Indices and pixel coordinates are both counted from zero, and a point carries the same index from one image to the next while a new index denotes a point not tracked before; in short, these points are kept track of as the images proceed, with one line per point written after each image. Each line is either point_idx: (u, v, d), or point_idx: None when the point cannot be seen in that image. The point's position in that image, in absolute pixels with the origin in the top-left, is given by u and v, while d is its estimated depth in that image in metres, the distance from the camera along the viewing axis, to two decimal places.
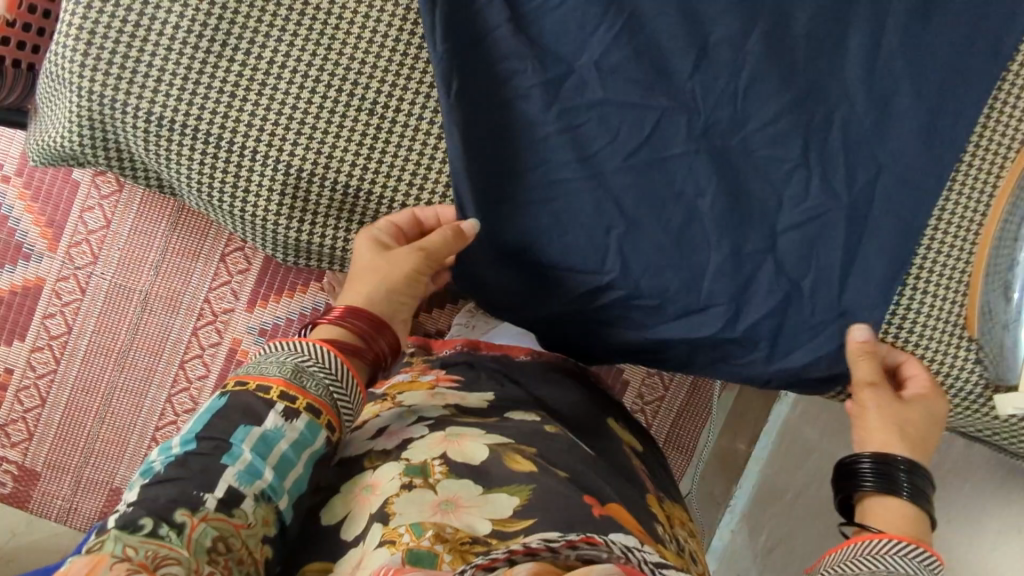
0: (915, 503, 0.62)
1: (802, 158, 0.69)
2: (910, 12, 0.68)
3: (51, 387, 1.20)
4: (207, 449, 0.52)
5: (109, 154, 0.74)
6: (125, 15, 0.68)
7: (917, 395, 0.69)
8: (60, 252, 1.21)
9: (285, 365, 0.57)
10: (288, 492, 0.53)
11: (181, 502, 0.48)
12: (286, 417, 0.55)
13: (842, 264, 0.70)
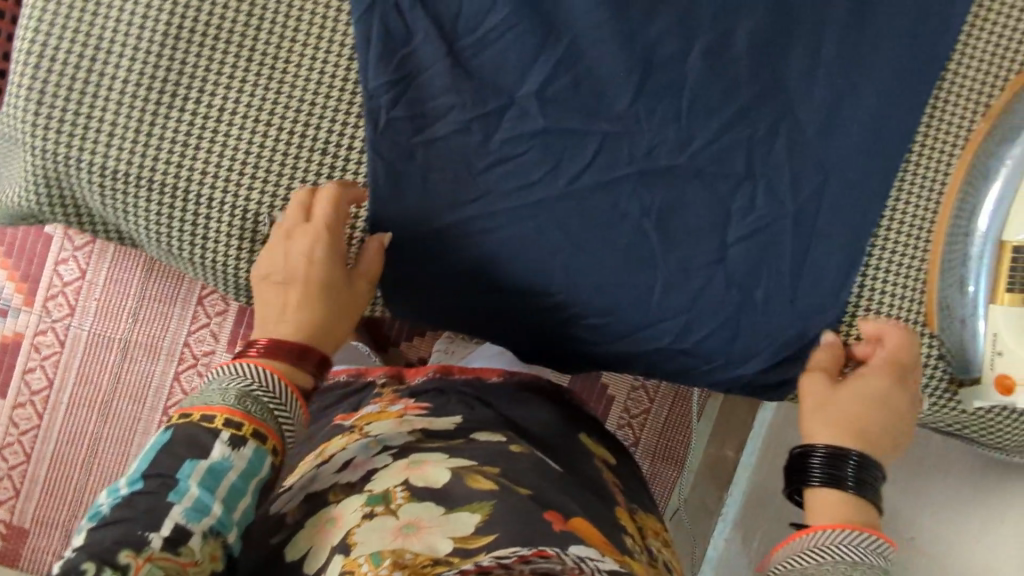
0: (861, 496, 0.62)
1: (748, 170, 0.71)
2: (844, 22, 0.70)
3: (35, 443, 1.22)
4: (153, 486, 0.52)
5: (67, 209, 0.72)
6: (73, 70, 0.67)
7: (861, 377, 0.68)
8: (37, 307, 1.22)
9: (228, 391, 0.57)
10: (235, 526, 0.53)
11: (126, 542, 0.48)
12: (232, 446, 0.55)
13: (790, 270, 0.71)
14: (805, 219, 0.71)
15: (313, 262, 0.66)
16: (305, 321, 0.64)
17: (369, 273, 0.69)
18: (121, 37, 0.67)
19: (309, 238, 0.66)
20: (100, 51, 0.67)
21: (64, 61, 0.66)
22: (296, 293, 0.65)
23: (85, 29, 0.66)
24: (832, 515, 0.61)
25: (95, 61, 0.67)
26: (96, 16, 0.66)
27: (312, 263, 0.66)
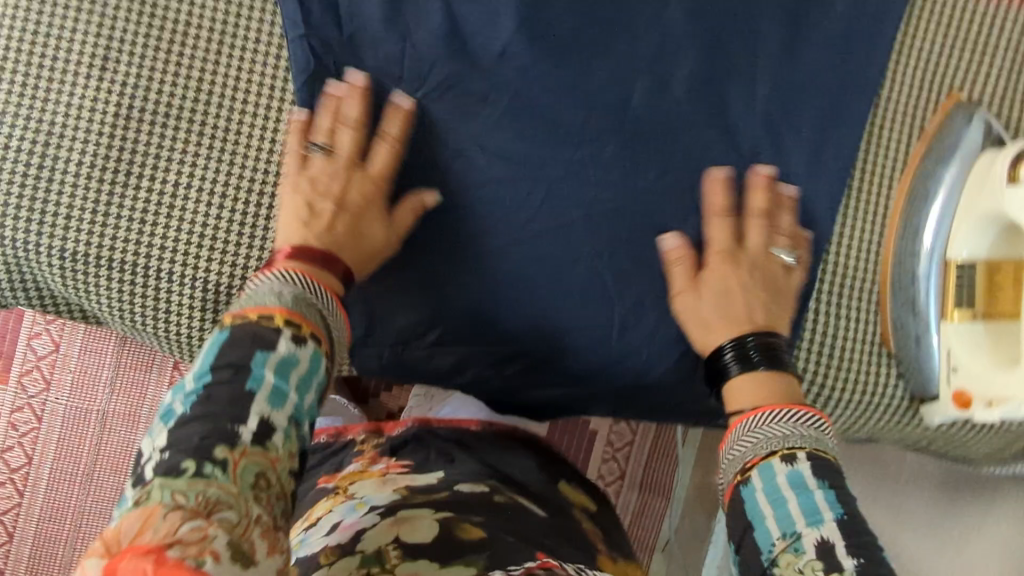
0: (780, 373, 0.65)
1: (695, 206, 0.72)
2: (779, 59, 0.72)
3: (17, 522, 1.25)
4: (227, 375, 0.50)
5: (29, 291, 0.72)
6: (24, 159, 0.67)
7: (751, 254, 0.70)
8: (11, 383, 1.23)
9: (281, 295, 0.55)
10: (305, 417, 0.52)
11: (217, 437, 0.46)
12: (297, 342, 0.53)
13: None
14: None
15: (369, 179, 0.66)
16: (356, 237, 0.64)
17: (384, 172, 0.67)
18: (71, 123, 0.67)
19: (338, 172, 0.65)
20: (49, 137, 0.67)
21: (16, 151, 0.67)
22: (347, 224, 0.64)
23: (35, 118, 0.67)
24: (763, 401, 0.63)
25: (45, 149, 0.67)
26: (46, 104, 0.67)
27: (369, 202, 0.66)
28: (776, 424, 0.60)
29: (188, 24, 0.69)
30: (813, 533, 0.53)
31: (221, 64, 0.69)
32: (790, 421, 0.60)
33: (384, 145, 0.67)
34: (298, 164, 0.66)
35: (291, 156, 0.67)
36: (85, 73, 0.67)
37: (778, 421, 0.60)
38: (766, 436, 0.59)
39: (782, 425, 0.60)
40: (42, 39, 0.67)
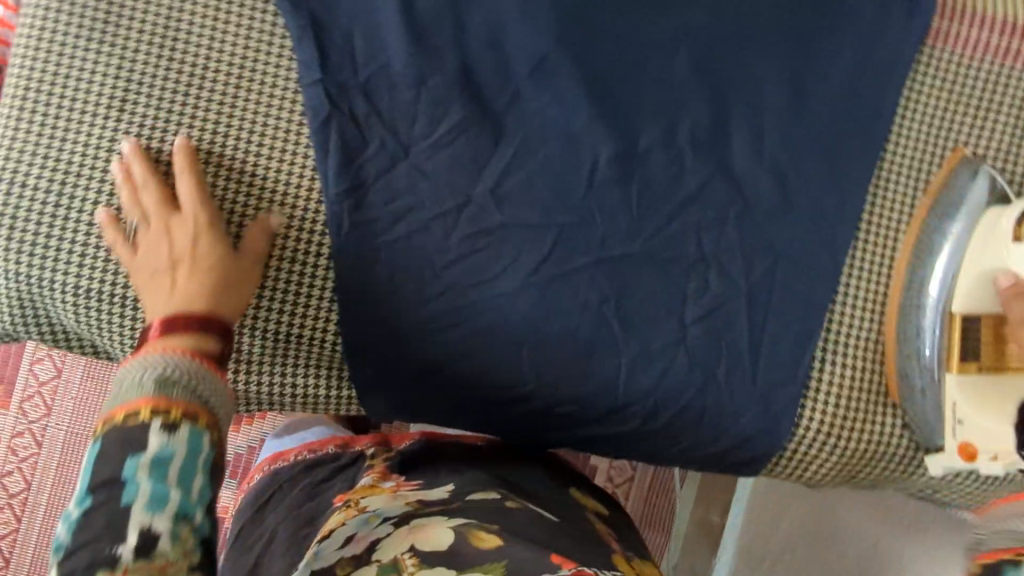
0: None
1: (700, 255, 0.73)
2: (784, 112, 0.73)
3: (14, 547, 1.24)
4: (104, 499, 0.53)
5: (39, 327, 0.71)
6: (42, 194, 0.67)
7: None
8: (13, 408, 1.25)
9: (143, 385, 0.55)
10: (201, 505, 0.55)
11: (99, 564, 0.50)
12: (168, 431, 0.54)
13: (747, 350, 0.74)
14: (760, 298, 0.73)
15: (194, 215, 0.65)
16: (223, 280, 0.64)
17: (206, 204, 0.66)
18: (88, 159, 0.67)
19: (163, 230, 0.64)
20: (66, 174, 0.67)
21: (35, 186, 0.67)
22: (187, 270, 0.63)
23: (55, 154, 0.67)
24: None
25: (61, 185, 0.67)
26: (65, 143, 0.67)
27: (198, 236, 0.64)
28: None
29: (207, 66, 0.69)
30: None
31: (238, 104, 0.69)
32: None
33: (185, 178, 0.66)
34: (127, 250, 0.65)
35: (122, 251, 0.65)
36: (105, 111, 0.68)
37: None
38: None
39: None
40: (63, 79, 0.68)
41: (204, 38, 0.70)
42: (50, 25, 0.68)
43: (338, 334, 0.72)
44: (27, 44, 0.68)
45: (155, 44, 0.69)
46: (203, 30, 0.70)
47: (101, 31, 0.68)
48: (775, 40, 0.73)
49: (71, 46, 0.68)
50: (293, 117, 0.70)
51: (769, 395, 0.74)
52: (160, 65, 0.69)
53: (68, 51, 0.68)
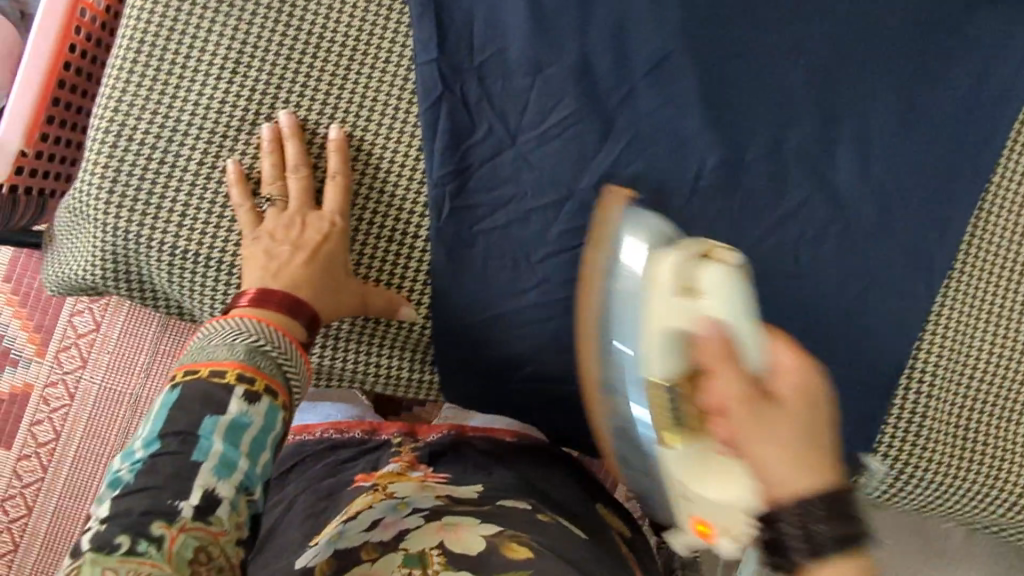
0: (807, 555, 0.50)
1: (796, 270, 0.73)
2: (892, 133, 0.73)
3: (38, 496, 1.23)
4: (175, 445, 0.50)
5: (129, 283, 0.70)
6: (147, 152, 0.66)
7: (791, 398, 0.51)
8: (48, 357, 1.25)
9: (236, 347, 0.55)
10: (259, 480, 0.53)
11: (157, 513, 0.47)
12: (250, 401, 0.53)
13: (834, 372, 0.74)
14: (849, 319, 0.73)
15: (325, 219, 0.65)
16: (334, 281, 0.64)
17: (341, 214, 0.66)
18: (197, 120, 0.67)
19: (292, 217, 0.64)
20: (173, 134, 0.66)
21: (141, 143, 0.66)
22: (304, 258, 0.62)
23: (164, 112, 0.66)
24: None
25: (168, 143, 0.66)
26: (175, 102, 0.66)
27: (329, 238, 0.64)
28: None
29: (322, 35, 0.68)
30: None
31: (350, 77, 0.69)
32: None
33: (335, 183, 0.65)
34: (252, 222, 0.64)
35: (243, 210, 0.65)
36: (217, 72, 0.67)
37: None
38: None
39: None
40: (177, 36, 0.67)
41: (322, 7, 0.68)
42: None
43: (428, 316, 0.71)
44: None
45: (272, 7, 0.68)
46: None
47: None
48: (892, 62, 0.73)
49: (188, 3, 0.67)
50: (405, 94, 0.69)
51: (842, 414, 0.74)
52: (275, 30, 0.68)
53: (185, 8, 0.67)
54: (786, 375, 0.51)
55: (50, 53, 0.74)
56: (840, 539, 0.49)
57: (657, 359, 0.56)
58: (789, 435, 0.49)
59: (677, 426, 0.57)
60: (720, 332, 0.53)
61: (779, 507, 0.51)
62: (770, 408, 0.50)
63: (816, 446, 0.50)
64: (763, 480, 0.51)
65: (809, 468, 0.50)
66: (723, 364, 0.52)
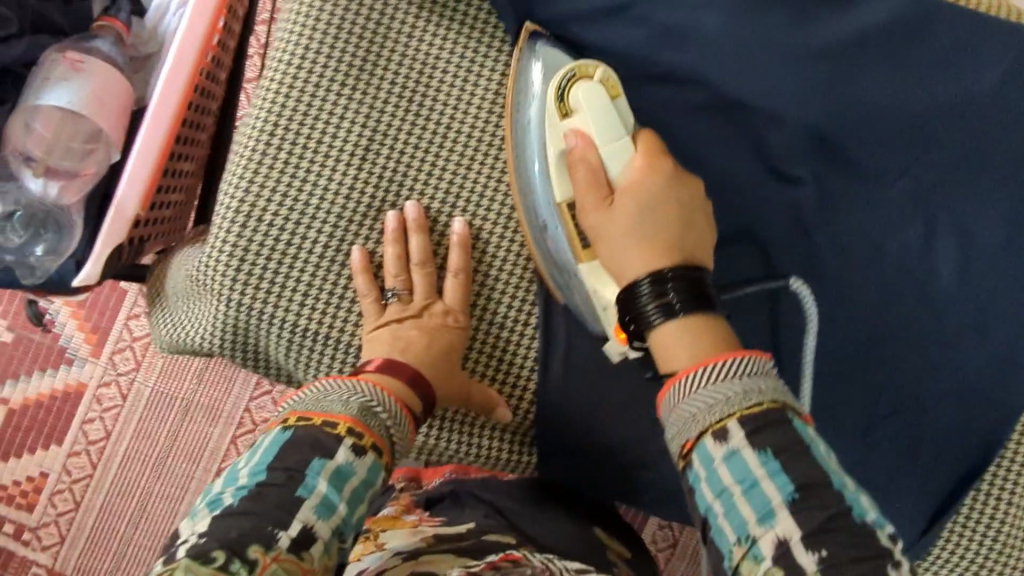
0: (699, 321, 0.57)
1: (885, 373, 0.75)
2: (998, 242, 0.70)
3: (86, 492, 1.24)
4: (281, 479, 0.51)
5: (243, 352, 0.73)
6: (276, 232, 0.69)
7: (628, 188, 0.63)
8: (103, 358, 1.25)
9: (350, 403, 0.56)
10: (353, 528, 0.52)
11: (254, 537, 0.46)
12: (355, 453, 0.54)
13: (906, 470, 0.76)
14: (932, 423, 0.74)
15: (450, 312, 0.69)
16: (450, 369, 0.67)
17: (463, 307, 0.70)
18: (327, 205, 0.70)
19: (418, 309, 0.68)
20: (303, 215, 0.70)
21: (270, 224, 0.69)
22: (429, 340, 0.67)
23: (297, 193, 0.70)
24: (697, 354, 0.55)
25: (296, 225, 0.70)
26: (306, 186, 0.70)
27: (450, 329, 0.69)
28: (719, 371, 0.52)
29: (449, 128, 0.73)
30: (768, 533, 0.46)
31: (472, 168, 0.73)
32: (719, 375, 0.52)
33: (455, 280, 0.70)
34: (376, 312, 0.69)
35: (368, 300, 0.69)
36: (347, 159, 0.71)
37: (721, 378, 0.52)
38: (710, 402, 0.51)
39: (725, 371, 0.52)
40: (311, 121, 0.70)
41: (448, 100, 0.73)
42: (303, 66, 0.70)
43: (532, 401, 0.74)
44: (279, 80, 0.70)
45: (403, 101, 0.72)
46: (451, 94, 0.73)
47: (355, 83, 0.71)
48: (1004, 184, 0.70)
49: (323, 92, 0.71)
50: None
51: (910, 511, 0.76)
52: (406, 123, 0.72)
53: (319, 95, 0.71)
54: (635, 180, 0.63)
55: (173, 115, 0.76)
56: (669, 310, 0.58)
57: (558, 181, 0.67)
58: (627, 231, 0.61)
59: (579, 246, 0.66)
60: (581, 142, 0.65)
61: (631, 283, 0.60)
62: (614, 207, 0.63)
63: (662, 235, 0.61)
64: (613, 266, 0.63)
65: (641, 256, 0.60)
66: (589, 173, 0.64)
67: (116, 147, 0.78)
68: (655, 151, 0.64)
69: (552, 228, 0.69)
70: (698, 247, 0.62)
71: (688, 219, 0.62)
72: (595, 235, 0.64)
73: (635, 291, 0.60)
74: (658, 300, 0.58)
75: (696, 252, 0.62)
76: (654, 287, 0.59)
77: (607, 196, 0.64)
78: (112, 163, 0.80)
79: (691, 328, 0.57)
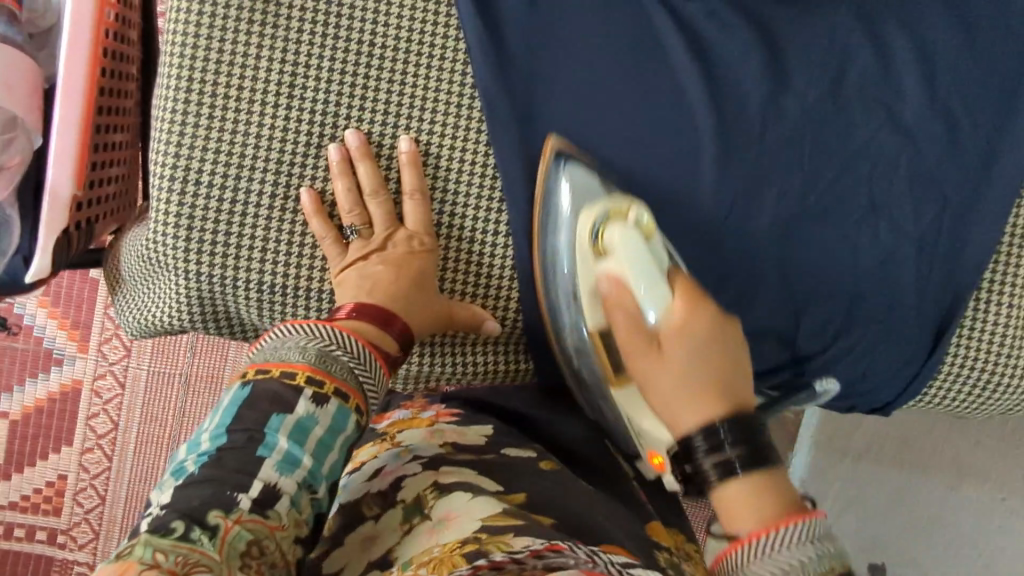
0: (781, 498, 0.51)
1: (871, 206, 0.72)
2: (958, 48, 0.71)
3: (108, 484, 1.23)
4: (240, 441, 0.50)
5: (217, 321, 0.70)
6: (216, 192, 0.66)
7: (674, 335, 0.59)
8: (91, 352, 1.23)
9: (307, 350, 0.55)
10: (324, 479, 0.52)
11: (214, 503, 0.45)
12: (316, 403, 0.53)
13: (908, 302, 0.73)
14: (927, 245, 0.72)
15: (414, 236, 0.67)
16: (425, 298, 0.65)
17: (428, 228, 0.68)
18: (263, 153, 0.67)
19: (380, 241, 0.67)
20: (240, 169, 0.67)
21: (209, 184, 0.66)
22: (396, 274, 0.65)
23: (229, 147, 0.66)
24: (763, 518, 0.50)
25: (236, 181, 0.67)
26: (237, 136, 0.66)
27: (416, 256, 0.66)
28: (786, 535, 0.47)
29: (375, 44, 0.68)
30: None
31: (409, 80, 0.69)
32: (797, 541, 0.47)
33: (412, 201, 0.68)
34: (337, 251, 0.67)
35: (328, 241, 0.67)
36: (274, 101, 0.67)
37: (792, 544, 0.47)
38: (783, 569, 0.46)
39: (791, 536, 0.47)
40: (228, 69, 0.66)
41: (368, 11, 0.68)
42: (206, 9, 0.66)
43: (518, 308, 0.72)
44: (181, 28, 0.66)
45: (320, 26, 0.67)
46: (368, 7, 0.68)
47: (262, 14, 0.66)
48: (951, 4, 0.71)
49: (232, 34, 0.66)
50: (465, 90, 0.69)
51: (913, 338, 0.74)
52: (330, 49, 0.67)
53: (228, 37, 0.66)
54: (671, 328, 0.59)
55: (86, 87, 0.71)
56: (727, 467, 0.52)
57: (589, 312, 0.65)
58: (670, 386, 0.57)
59: (611, 373, 0.65)
60: (614, 288, 0.62)
61: (684, 438, 0.56)
62: (660, 358, 0.59)
63: (702, 384, 0.56)
64: (666, 415, 0.58)
65: (696, 409, 0.56)
66: (627, 318, 0.60)
67: (35, 132, 0.74)
68: (694, 292, 0.60)
69: (576, 326, 0.67)
70: (744, 391, 0.58)
71: (738, 381, 0.57)
72: (643, 384, 0.60)
73: (690, 449, 0.55)
74: (716, 457, 0.53)
75: (745, 396, 0.57)
76: (709, 447, 0.54)
77: (652, 338, 0.59)
78: (36, 150, 0.76)
79: (756, 488, 0.51)
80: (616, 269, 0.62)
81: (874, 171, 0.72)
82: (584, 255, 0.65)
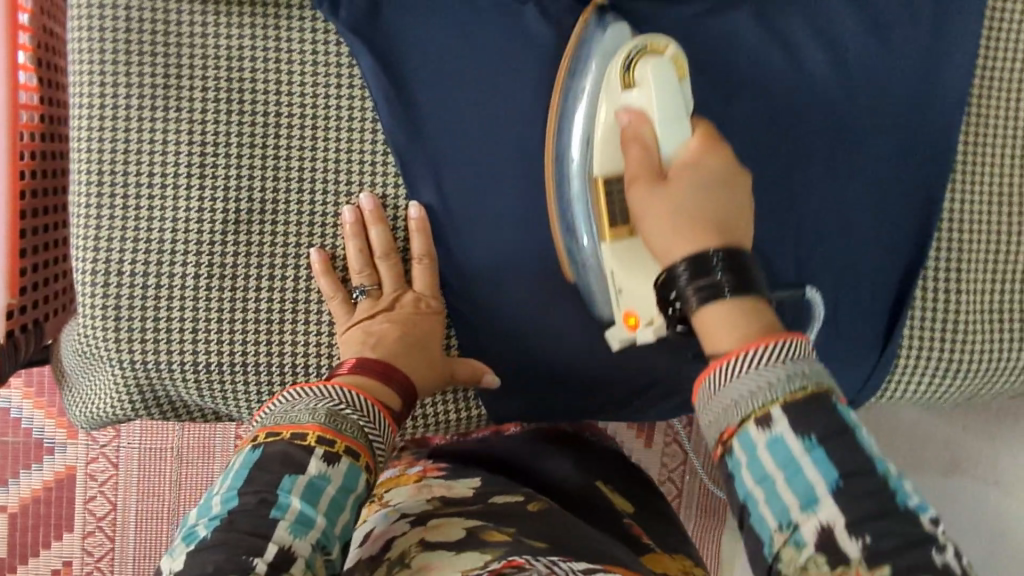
0: (759, 310, 0.48)
1: (809, 201, 0.72)
2: (864, 40, 0.71)
3: (114, 565, 1.21)
4: (253, 503, 0.48)
5: (158, 407, 0.70)
6: (140, 280, 0.67)
7: (683, 167, 0.54)
8: (81, 437, 1.20)
9: (317, 410, 0.53)
10: (337, 539, 0.50)
11: (229, 569, 0.44)
12: (327, 461, 0.51)
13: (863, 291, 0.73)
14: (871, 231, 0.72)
15: (421, 299, 0.68)
16: (429, 357, 0.65)
17: (431, 290, 0.68)
18: (182, 236, 0.67)
19: (389, 301, 0.67)
20: (163, 256, 0.67)
21: (133, 274, 0.67)
22: (401, 332, 0.64)
23: (146, 239, 0.67)
24: (745, 337, 0.46)
25: (159, 268, 0.67)
26: (152, 222, 0.67)
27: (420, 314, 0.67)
28: (765, 358, 0.45)
29: (282, 113, 0.68)
30: (812, 522, 0.41)
31: (319, 144, 0.69)
32: (776, 359, 0.45)
33: (422, 266, 0.68)
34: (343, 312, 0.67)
35: (335, 302, 0.67)
36: (186, 183, 0.67)
37: (763, 364, 0.45)
38: (748, 390, 0.44)
39: (771, 359, 0.45)
40: (135, 159, 0.67)
41: (270, 78, 0.68)
42: (109, 103, 0.66)
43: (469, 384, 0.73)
44: (83, 126, 0.66)
45: (222, 102, 0.68)
46: (268, 78, 0.68)
47: (163, 100, 0.67)
48: None
49: (135, 124, 0.66)
50: (377, 147, 0.69)
51: (871, 325, 0.74)
52: (238, 123, 0.68)
53: (135, 128, 0.67)
54: (686, 163, 0.54)
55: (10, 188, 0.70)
56: (715, 290, 0.49)
57: (597, 155, 0.62)
58: (673, 210, 0.52)
59: (606, 226, 0.61)
60: (635, 119, 0.57)
61: (672, 265, 0.51)
62: (664, 186, 0.53)
63: (711, 212, 0.52)
64: (651, 242, 0.53)
65: (688, 236, 0.51)
66: (641, 149, 0.56)
67: None
68: (713, 136, 0.56)
69: (583, 198, 0.64)
70: (743, 227, 0.54)
71: (734, 211, 0.53)
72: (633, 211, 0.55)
73: (674, 278, 0.51)
74: (700, 282, 0.49)
75: (740, 226, 0.53)
76: (696, 271, 0.50)
77: (657, 176, 0.54)
78: None
79: (743, 309, 0.48)
80: (638, 104, 0.58)
81: (803, 169, 0.71)
82: (608, 87, 0.61)
